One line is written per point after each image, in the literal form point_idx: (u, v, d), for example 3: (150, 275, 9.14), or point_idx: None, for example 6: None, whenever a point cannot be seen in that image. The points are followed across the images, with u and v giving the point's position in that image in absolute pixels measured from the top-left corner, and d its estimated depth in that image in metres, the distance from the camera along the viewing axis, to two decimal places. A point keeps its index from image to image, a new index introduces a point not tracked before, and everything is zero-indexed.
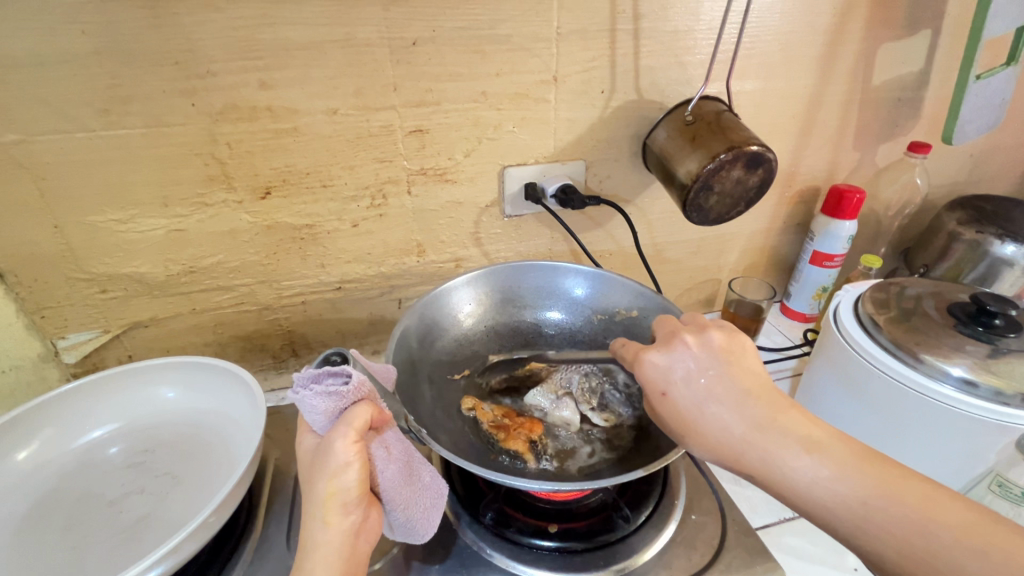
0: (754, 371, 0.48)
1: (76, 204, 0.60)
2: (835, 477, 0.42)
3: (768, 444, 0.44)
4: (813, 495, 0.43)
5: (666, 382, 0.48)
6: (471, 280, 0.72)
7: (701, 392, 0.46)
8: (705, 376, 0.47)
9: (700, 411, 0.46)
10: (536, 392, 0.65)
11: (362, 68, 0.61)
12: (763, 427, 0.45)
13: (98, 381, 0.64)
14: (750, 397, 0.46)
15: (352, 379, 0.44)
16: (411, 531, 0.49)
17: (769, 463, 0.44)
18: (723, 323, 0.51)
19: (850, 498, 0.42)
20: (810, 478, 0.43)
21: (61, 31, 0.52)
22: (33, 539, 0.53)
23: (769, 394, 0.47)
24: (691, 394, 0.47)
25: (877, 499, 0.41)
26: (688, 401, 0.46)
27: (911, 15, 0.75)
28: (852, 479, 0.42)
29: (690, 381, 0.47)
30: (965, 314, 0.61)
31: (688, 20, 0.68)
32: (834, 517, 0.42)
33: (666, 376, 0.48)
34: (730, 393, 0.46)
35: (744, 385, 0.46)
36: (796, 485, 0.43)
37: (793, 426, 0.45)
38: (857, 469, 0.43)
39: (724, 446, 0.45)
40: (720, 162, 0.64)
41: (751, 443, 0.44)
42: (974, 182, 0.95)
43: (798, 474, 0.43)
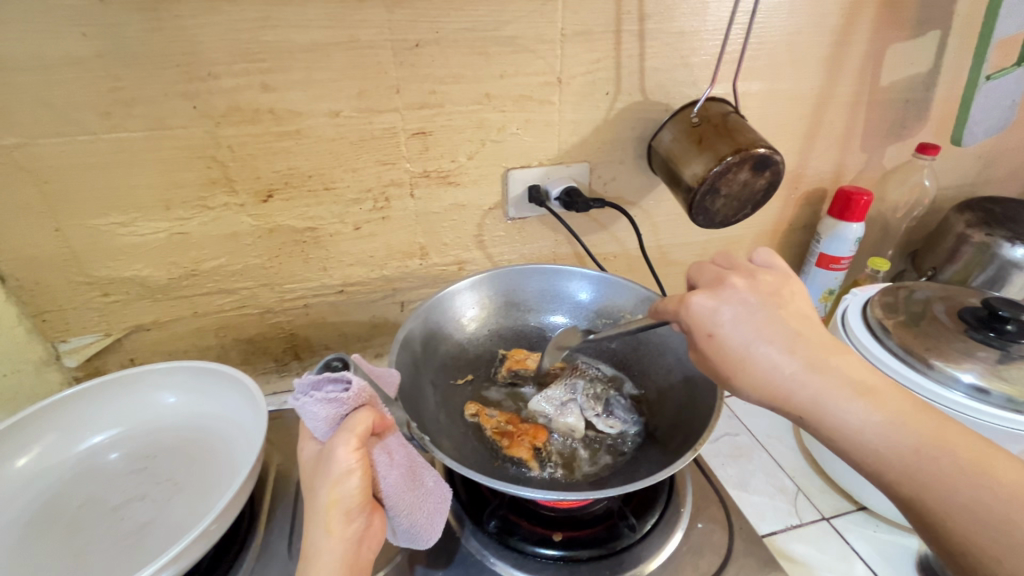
0: (804, 311, 0.46)
1: (78, 207, 0.60)
2: (881, 419, 0.41)
3: (820, 385, 0.42)
4: (861, 437, 0.41)
5: (713, 324, 0.46)
6: (475, 284, 0.71)
7: (752, 329, 0.44)
8: (754, 315, 0.45)
9: (749, 351, 0.44)
10: (539, 398, 0.63)
11: (365, 71, 0.60)
12: (815, 367, 0.43)
13: (99, 386, 0.64)
14: (801, 336, 0.44)
15: (352, 386, 0.43)
16: (415, 538, 0.49)
17: (819, 404, 0.42)
18: (771, 265, 0.50)
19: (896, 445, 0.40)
20: (857, 421, 0.41)
21: (62, 34, 0.51)
22: (34, 546, 0.53)
23: (819, 337, 0.45)
24: (740, 334, 0.45)
25: (921, 444, 0.40)
26: (737, 341, 0.45)
27: (920, 16, 0.74)
28: (899, 424, 0.41)
29: (739, 321, 0.45)
30: (975, 319, 0.60)
31: (694, 21, 0.67)
32: (882, 465, 0.41)
33: (713, 318, 0.46)
34: (782, 330, 0.44)
35: (795, 325, 0.45)
36: (844, 427, 0.42)
37: (843, 368, 0.43)
38: (904, 416, 0.41)
39: (772, 387, 0.43)
40: (726, 165, 0.63)
41: (800, 382, 0.42)
42: (983, 183, 0.94)
43: (847, 416, 0.42)
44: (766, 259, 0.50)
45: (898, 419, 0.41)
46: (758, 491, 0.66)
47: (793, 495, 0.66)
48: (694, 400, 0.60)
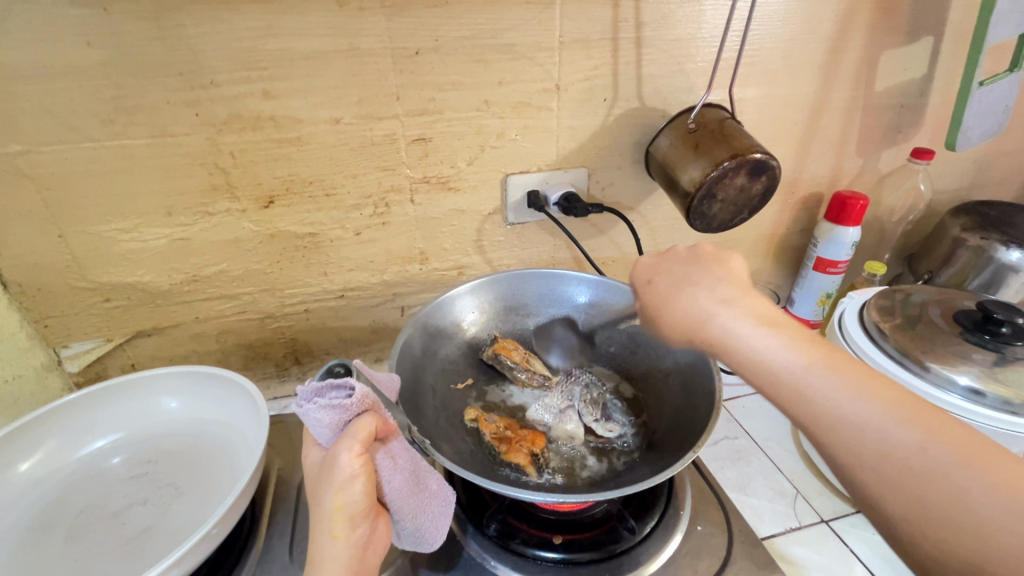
0: (732, 267, 0.49)
1: (80, 213, 0.60)
2: (787, 348, 0.41)
3: (729, 317, 0.44)
4: (765, 370, 0.41)
5: (651, 274, 0.52)
6: (474, 289, 0.72)
7: (681, 278, 0.49)
8: (684, 269, 0.50)
9: (676, 293, 0.48)
10: (538, 407, 0.65)
11: (366, 78, 0.61)
12: (731, 303, 0.45)
13: (101, 392, 0.64)
14: (723, 281, 0.47)
15: (355, 392, 0.43)
16: (421, 540, 0.49)
17: (729, 335, 0.43)
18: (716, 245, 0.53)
19: (805, 379, 0.39)
20: (763, 349, 0.41)
21: (66, 43, 0.52)
22: (37, 550, 0.53)
23: (743, 285, 0.47)
24: (669, 281, 0.50)
25: (829, 379, 0.39)
26: (665, 287, 0.50)
27: (913, 22, 0.75)
28: (807, 357, 0.40)
29: (670, 272, 0.51)
30: (971, 322, 0.61)
31: (690, 29, 0.68)
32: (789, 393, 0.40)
33: (651, 269, 0.53)
34: (705, 276, 0.48)
35: (721, 275, 0.48)
36: (752, 356, 0.42)
37: (758, 308, 0.44)
38: (812, 351, 0.40)
39: (690, 320, 0.46)
40: (723, 170, 0.64)
41: (714, 314, 0.45)
42: (978, 187, 0.95)
43: (756, 344, 0.42)
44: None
45: (804, 350, 0.40)
46: (756, 494, 0.66)
47: (792, 498, 0.66)
48: (693, 402, 0.61)
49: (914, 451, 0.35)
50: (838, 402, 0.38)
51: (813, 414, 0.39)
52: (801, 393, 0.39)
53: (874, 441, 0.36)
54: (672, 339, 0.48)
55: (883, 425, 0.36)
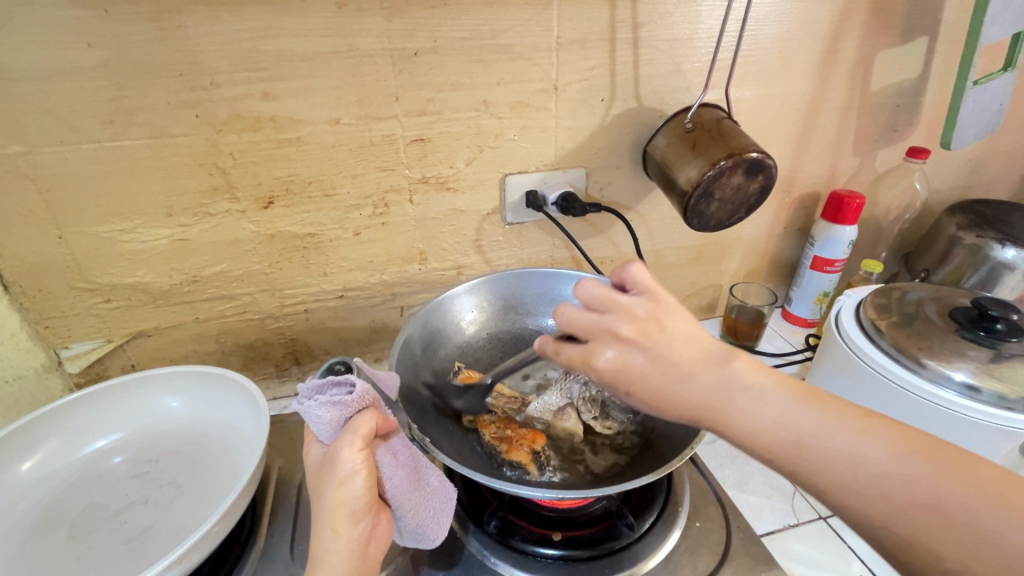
0: (688, 329, 0.41)
1: (81, 214, 0.61)
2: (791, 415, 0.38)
3: (724, 396, 0.39)
4: (769, 442, 0.38)
5: (627, 383, 0.40)
6: (473, 288, 0.72)
7: (666, 380, 0.39)
8: (661, 367, 0.39)
9: (663, 397, 0.40)
10: (537, 404, 0.64)
11: (365, 79, 0.61)
12: (720, 384, 0.39)
13: (102, 392, 0.64)
14: (699, 360, 0.40)
15: (356, 389, 0.44)
16: (422, 537, 0.50)
17: (728, 419, 0.39)
18: (641, 277, 0.42)
19: (811, 442, 0.38)
20: (766, 421, 0.38)
21: (66, 45, 0.52)
22: (39, 549, 0.53)
23: (716, 348, 0.41)
24: (654, 387, 0.40)
25: (834, 435, 0.38)
26: (653, 393, 0.40)
27: (908, 22, 0.76)
28: (811, 416, 0.38)
29: (650, 376, 0.40)
30: (966, 319, 0.61)
31: (687, 29, 0.68)
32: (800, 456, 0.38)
33: (627, 376, 0.40)
34: (683, 368, 0.40)
35: (693, 352, 0.40)
36: (756, 432, 0.39)
37: (745, 371, 0.40)
38: (809, 406, 0.39)
39: (689, 416, 0.40)
40: (720, 169, 0.64)
41: (713, 393, 0.39)
42: (974, 186, 0.96)
43: (757, 421, 0.38)
44: (640, 271, 0.42)
45: (806, 411, 0.38)
46: (755, 491, 0.67)
47: (790, 495, 0.66)
48: None
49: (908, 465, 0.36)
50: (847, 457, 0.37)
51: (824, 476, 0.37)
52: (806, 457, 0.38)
53: (880, 467, 0.37)
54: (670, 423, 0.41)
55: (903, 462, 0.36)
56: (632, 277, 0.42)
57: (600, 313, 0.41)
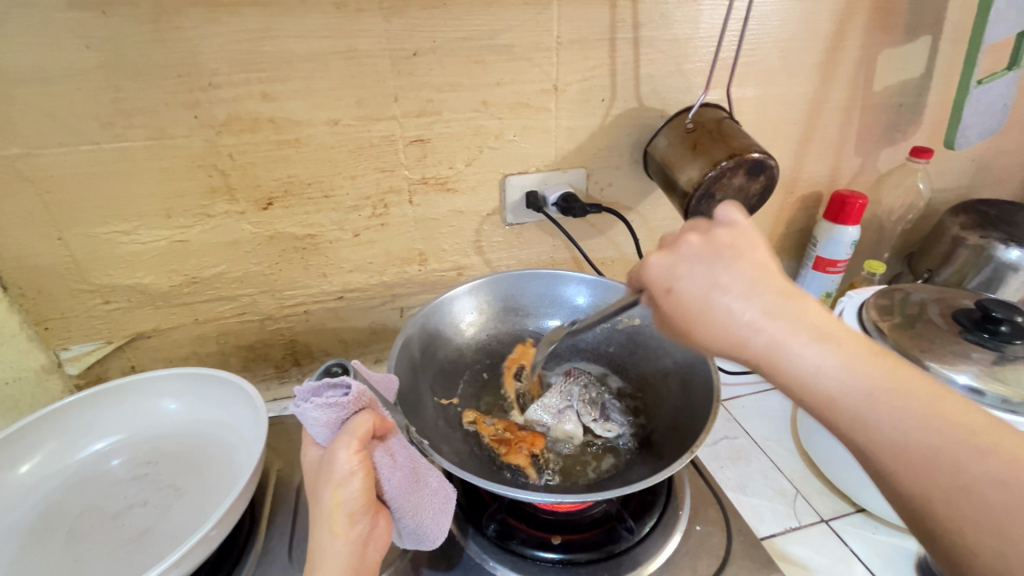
0: (757, 262, 0.42)
1: (81, 215, 0.61)
2: (850, 370, 0.37)
3: (777, 331, 0.39)
4: (828, 395, 0.37)
5: (670, 279, 0.43)
6: (473, 289, 0.72)
7: (706, 284, 0.41)
8: (707, 269, 0.42)
9: (709, 305, 0.41)
10: (537, 406, 0.63)
11: (364, 80, 0.61)
12: (776, 312, 0.39)
13: (100, 394, 0.64)
14: (756, 288, 0.40)
15: (352, 390, 0.43)
16: (421, 539, 0.49)
17: (774, 354, 0.39)
18: (735, 213, 0.44)
19: (868, 404, 0.36)
20: (826, 372, 0.38)
21: (64, 46, 0.52)
22: (37, 553, 0.53)
23: (777, 285, 0.41)
24: (696, 289, 0.42)
25: (902, 404, 0.36)
26: (694, 295, 0.42)
27: (911, 21, 0.75)
28: (878, 379, 0.37)
29: (695, 278, 0.42)
30: (970, 321, 0.61)
31: (688, 29, 0.68)
32: (852, 419, 0.37)
33: (672, 274, 0.43)
34: (735, 285, 0.41)
35: (754, 273, 0.41)
36: (800, 376, 0.38)
37: (804, 314, 0.39)
38: (872, 366, 0.37)
39: (729, 334, 0.40)
40: (721, 170, 0.64)
41: (760, 327, 0.39)
42: (978, 185, 0.95)
43: (804, 364, 0.38)
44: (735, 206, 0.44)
45: (871, 371, 0.37)
46: (756, 494, 0.66)
47: (792, 498, 0.66)
48: (691, 403, 0.61)
49: (963, 456, 0.34)
50: (910, 431, 0.35)
51: (882, 442, 0.36)
52: (865, 419, 0.36)
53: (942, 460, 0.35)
54: (707, 348, 0.42)
55: (962, 453, 0.34)
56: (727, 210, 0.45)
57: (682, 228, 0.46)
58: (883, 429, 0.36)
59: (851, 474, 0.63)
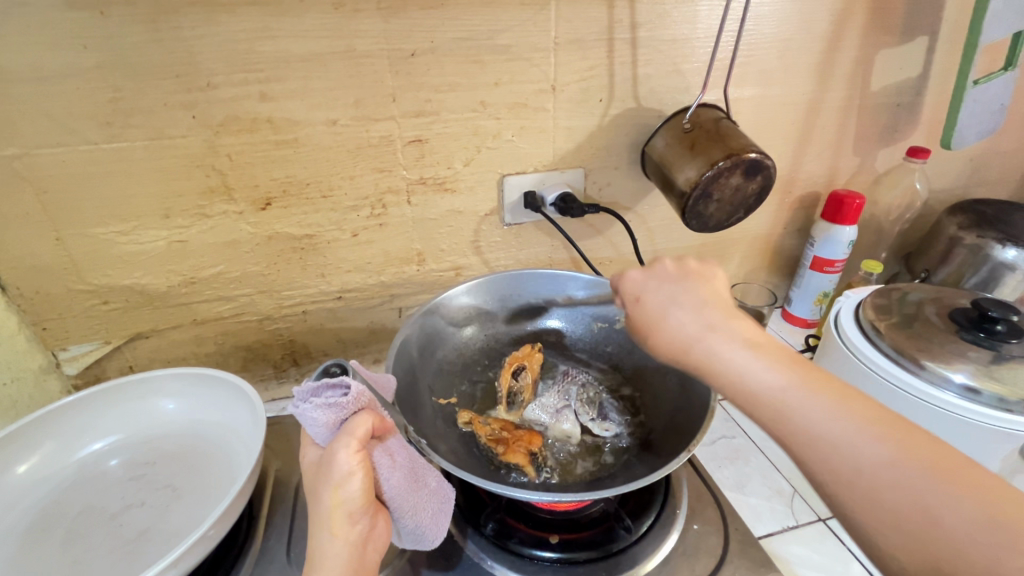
0: (715, 286, 0.48)
1: (78, 215, 0.61)
2: (770, 371, 0.40)
3: (715, 340, 0.43)
4: (751, 393, 0.40)
5: (639, 291, 0.49)
6: (471, 289, 0.72)
7: (666, 297, 0.47)
8: (672, 286, 0.48)
9: (665, 315, 0.46)
10: (535, 406, 0.64)
11: (362, 80, 0.61)
12: (717, 325, 0.44)
13: (99, 395, 0.64)
14: (709, 304, 0.45)
15: (351, 390, 0.43)
16: (420, 539, 0.49)
17: (713, 360, 0.42)
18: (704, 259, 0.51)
19: (789, 402, 0.39)
20: (748, 373, 0.41)
21: (62, 46, 0.52)
22: (36, 553, 0.53)
23: (726, 307, 0.46)
24: (659, 300, 0.47)
25: (813, 402, 0.38)
26: (655, 305, 0.47)
27: (908, 21, 0.75)
28: (789, 378, 0.40)
29: (659, 290, 0.48)
30: (966, 320, 0.61)
31: (685, 29, 0.68)
32: (772, 416, 0.39)
33: (640, 286, 0.49)
34: (692, 300, 0.46)
35: (710, 294, 0.46)
36: (731, 382, 0.41)
37: (742, 329, 0.43)
38: (794, 370, 0.40)
39: (678, 340, 0.44)
40: (718, 170, 0.64)
41: (704, 336, 0.43)
42: (975, 185, 0.95)
43: (734, 368, 0.41)
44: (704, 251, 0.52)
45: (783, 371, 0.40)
46: (754, 493, 0.67)
47: (790, 496, 0.66)
48: (690, 402, 0.60)
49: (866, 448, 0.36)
50: (823, 426, 0.37)
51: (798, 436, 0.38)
52: (786, 416, 0.39)
53: (851, 455, 0.36)
54: (658, 357, 0.46)
55: (871, 446, 0.36)
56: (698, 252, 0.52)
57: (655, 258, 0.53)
58: (801, 423, 0.38)
59: None
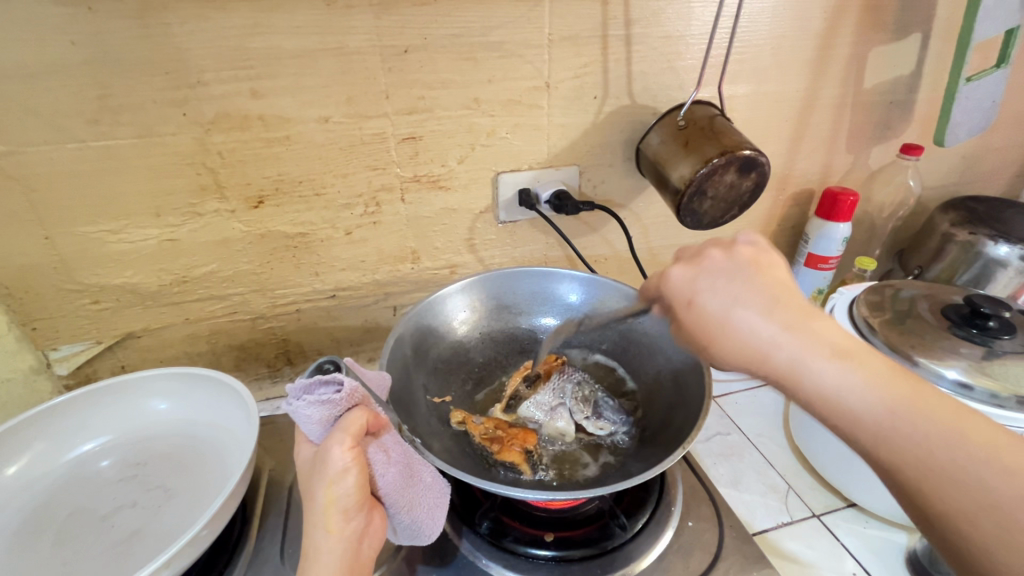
0: (778, 277, 0.43)
1: (68, 214, 0.60)
2: (870, 388, 0.38)
3: (798, 350, 0.39)
4: (852, 414, 0.38)
5: (691, 292, 0.45)
6: (465, 287, 0.72)
7: (725, 300, 0.43)
8: (730, 283, 0.43)
9: (728, 319, 0.42)
10: (530, 404, 0.64)
11: (355, 77, 0.61)
12: (795, 331, 0.40)
13: (90, 395, 0.64)
14: (778, 302, 0.41)
15: (344, 387, 0.43)
16: (417, 534, 0.49)
17: (796, 372, 0.39)
18: (753, 237, 0.46)
19: (896, 427, 0.37)
20: (845, 392, 0.38)
21: (49, 43, 0.51)
22: (26, 554, 0.53)
23: (800, 303, 0.42)
24: (718, 301, 0.43)
25: (925, 426, 0.36)
26: (714, 307, 0.43)
27: (901, 18, 0.75)
28: (898, 400, 0.37)
29: (717, 289, 0.43)
30: (959, 316, 0.62)
31: (679, 26, 0.68)
32: (873, 438, 0.37)
33: (693, 286, 0.45)
34: (756, 301, 0.42)
35: (777, 291, 0.42)
36: (820, 396, 0.39)
37: (827, 332, 0.40)
38: (900, 387, 0.38)
39: (750, 349, 0.41)
40: (713, 167, 0.64)
41: (782, 344, 0.40)
42: (967, 182, 0.96)
43: (824, 383, 0.38)
44: (753, 233, 0.47)
45: (885, 390, 0.37)
46: (749, 489, 0.67)
47: (784, 493, 0.66)
48: (684, 400, 0.61)
49: (982, 476, 0.34)
50: (934, 452, 0.36)
51: (906, 462, 0.36)
52: (890, 441, 0.37)
53: (967, 482, 0.35)
54: (723, 367, 0.43)
55: (988, 473, 0.34)
56: (746, 235, 0.47)
57: (701, 245, 0.48)
58: (911, 451, 0.36)
59: (842, 469, 0.63)
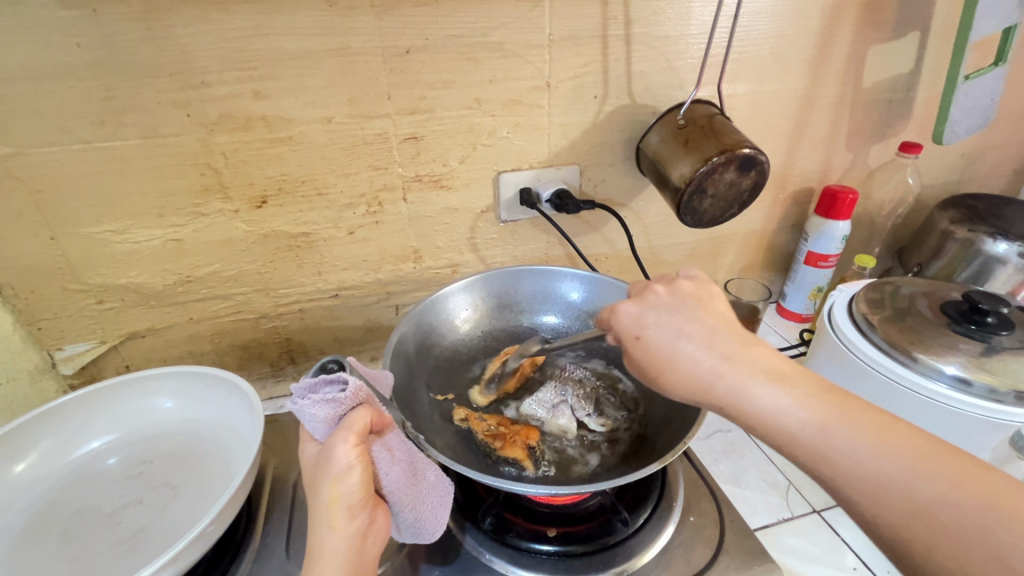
0: (717, 309, 0.45)
1: (72, 215, 0.60)
2: (802, 408, 0.39)
3: (738, 377, 0.40)
4: (788, 432, 0.39)
5: (639, 326, 0.45)
6: (467, 286, 0.72)
7: (671, 332, 0.43)
8: (675, 315, 0.44)
9: (675, 351, 0.43)
10: (531, 401, 0.64)
11: (356, 78, 0.61)
12: (733, 359, 0.41)
13: (96, 394, 0.64)
14: (718, 333, 0.43)
15: (349, 386, 0.44)
16: (420, 532, 0.49)
17: (737, 398, 0.40)
18: (693, 271, 0.49)
19: (826, 439, 0.38)
20: (780, 412, 0.39)
21: (54, 45, 0.52)
22: (33, 551, 0.53)
23: (737, 332, 0.43)
24: (664, 333, 0.44)
25: (852, 437, 0.37)
26: (662, 340, 0.44)
27: (900, 17, 0.76)
28: (824, 412, 0.38)
29: (662, 323, 0.44)
30: (957, 313, 0.62)
31: (679, 26, 0.68)
32: (808, 454, 0.38)
33: (641, 321, 0.45)
34: (699, 333, 0.43)
35: (717, 322, 0.43)
36: (761, 419, 0.40)
37: (762, 358, 0.41)
38: (830, 402, 0.39)
39: (694, 379, 0.42)
40: (712, 165, 0.64)
41: (722, 373, 0.41)
42: (966, 180, 0.96)
43: (762, 407, 0.39)
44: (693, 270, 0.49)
45: (813, 406, 0.38)
46: (750, 486, 0.67)
47: (784, 489, 0.67)
48: None
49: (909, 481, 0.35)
50: (863, 461, 0.36)
51: (840, 472, 0.37)
52: (826, 456, 0.37)
53: (898, 490, 0.35)
54: (673, 398, 0.43)
55: (913, 479, 0.35)
56: (687, 272, 0.48)
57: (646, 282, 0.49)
58: (844, 464, 0.37)
59: None
